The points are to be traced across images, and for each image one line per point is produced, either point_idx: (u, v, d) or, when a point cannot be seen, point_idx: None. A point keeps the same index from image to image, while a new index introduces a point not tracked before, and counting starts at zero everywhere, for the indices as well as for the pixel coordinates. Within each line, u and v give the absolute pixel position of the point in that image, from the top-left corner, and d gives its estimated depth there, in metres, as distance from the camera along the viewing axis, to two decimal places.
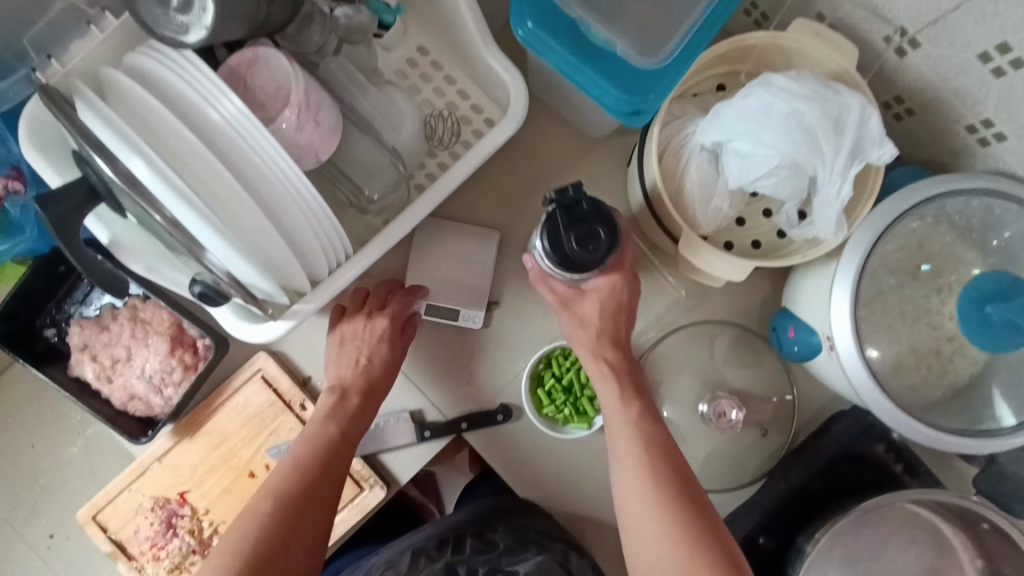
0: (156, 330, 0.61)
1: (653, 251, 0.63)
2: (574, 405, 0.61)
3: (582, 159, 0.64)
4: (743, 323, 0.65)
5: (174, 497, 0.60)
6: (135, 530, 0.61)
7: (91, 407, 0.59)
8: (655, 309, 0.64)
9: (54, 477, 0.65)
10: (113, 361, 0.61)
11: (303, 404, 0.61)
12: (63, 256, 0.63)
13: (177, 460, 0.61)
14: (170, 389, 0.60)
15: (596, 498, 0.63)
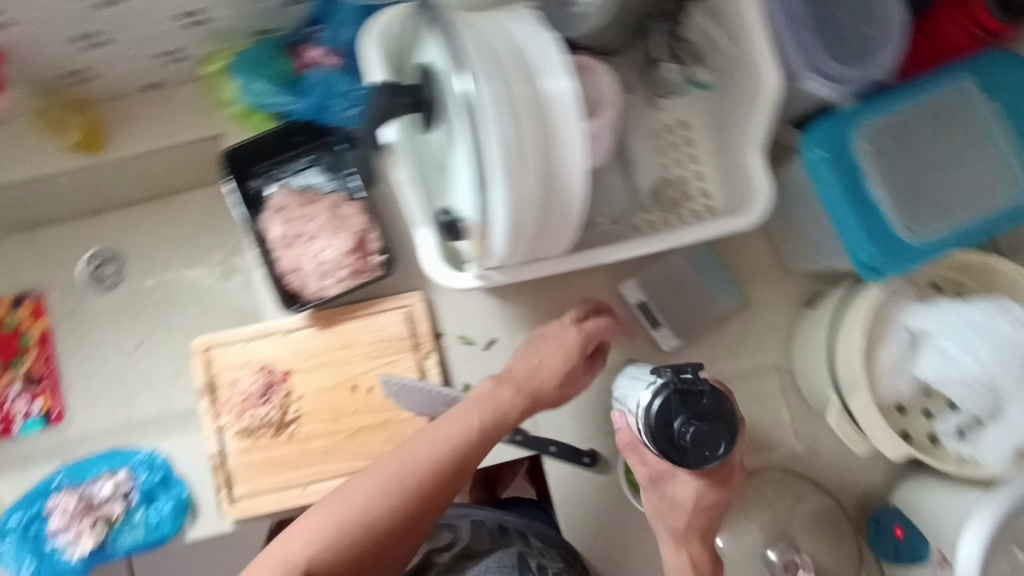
0: (347, 230, 1.01)
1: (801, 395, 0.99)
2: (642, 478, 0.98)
3: (767, 315, 1.03)
4: (834, 501, 0.96)
5: (281, 372, 1.01)
6: (235, 378, 1.01)
7: (271, 256, 1.00)
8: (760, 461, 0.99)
9: (168, 291, 1.13)
10: (296, 234, 1.01)
11: (426, 350, 1.01)
12: (310, 134, 1.04)
13: (309, 341, 1.02)
14: (335, 274, 1.00)
15: (594, 547, 0.98)
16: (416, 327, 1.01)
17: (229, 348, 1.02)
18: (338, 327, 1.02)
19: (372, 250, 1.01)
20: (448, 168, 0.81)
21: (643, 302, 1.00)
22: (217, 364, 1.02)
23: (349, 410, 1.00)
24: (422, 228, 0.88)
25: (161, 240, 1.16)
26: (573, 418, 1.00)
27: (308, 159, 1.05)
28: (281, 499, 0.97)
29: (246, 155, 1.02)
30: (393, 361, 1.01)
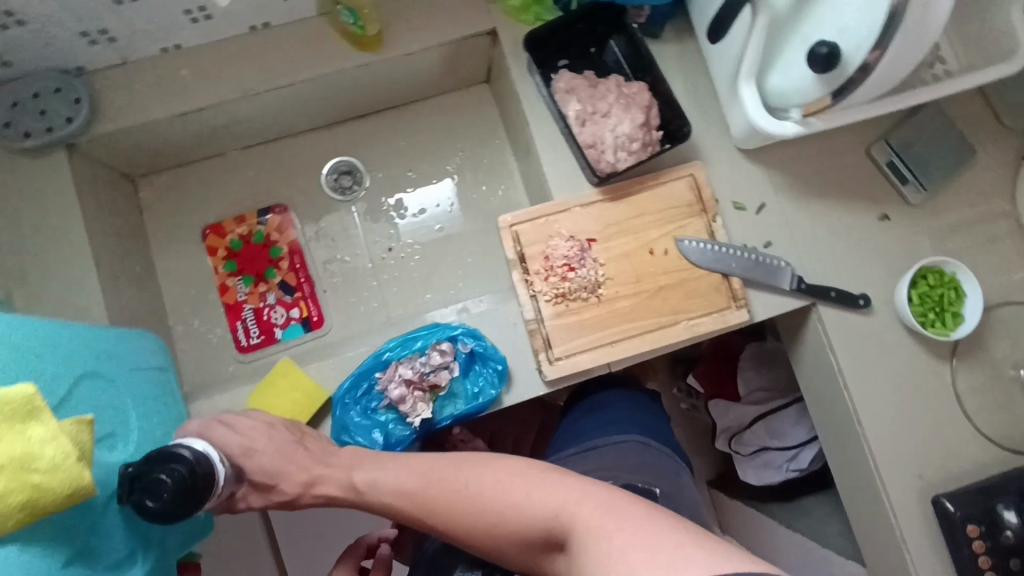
0: (637, 104, 0.88)
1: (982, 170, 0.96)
2: (934, 312, 0.89)
3: (976, 169, 0.96)
4: None
5: (551, 233, 0.87)
6: (265, 290, 0.99)
7: (594, 138, 0.87)
8: (985, 206, 0.95)
9: (397, 206, 1.04)
10: (593, 114, 0.88)
11: (666, 213, 0.90)
12: (588, 16, 0.90)
13: (593, 216, 0.88)
14: (628, 143, 0.88)
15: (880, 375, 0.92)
16: (699, 195, 0.90)
17: (530, 227, 0.87)
18: (627, 199, 0.89)
19: (655, 127, 0.90)
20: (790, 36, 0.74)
21: (892, 162, 0.94)
22: (527, 246, 0.87)
23: (655, 273, 0.88)
24: (748, 85, 0.79)
25: (375, 140, 1.05)
26: (845, 264, 0.92)
27: (591, 46, 0.93)
28: (625, 348, 0.86)
29: (541, 46, 0.90)
30: (681, 226, 0.89)
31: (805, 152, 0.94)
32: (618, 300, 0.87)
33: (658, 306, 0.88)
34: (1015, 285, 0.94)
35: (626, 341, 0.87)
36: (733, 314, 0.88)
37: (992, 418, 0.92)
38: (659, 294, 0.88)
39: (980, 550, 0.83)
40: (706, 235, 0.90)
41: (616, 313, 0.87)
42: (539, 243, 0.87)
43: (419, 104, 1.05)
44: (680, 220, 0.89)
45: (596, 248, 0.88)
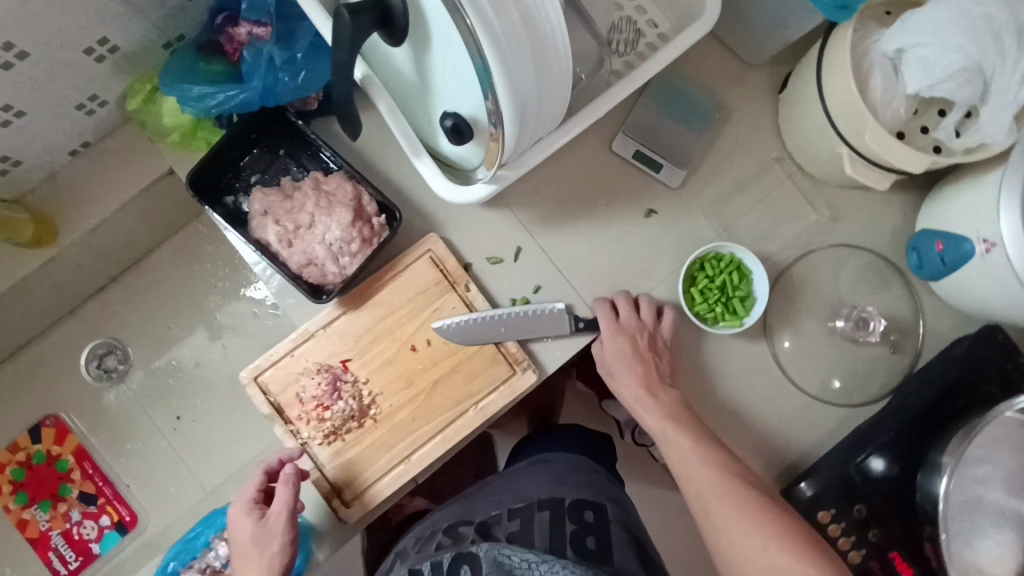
0: (340, 201, 0.80)
1: (739, 122, 0.88)
2: (723, 305, 0.81)
3: (732, 122, 0.88)
4: (855, 196, 0.88)
5: (298, 371, 0.80)
6: (66, 507, 0.92)
7: (308, 257, 0.79)
8: (754, 159, 0.88)
9: (173, 367, 0.96)
10: (297, 230, 0.79)
11: (414, 300, 0.81)
12: (254, 124, 0.80)
13: (338, 333, 0.81)
14: (346, 248, 0.79)
15: (697, 378, 0.86)
16: (444, 270, 0.82)
17: (275, 373, 0.80)
18: (369, 303, 0.81)
19: (372, 214, 0.81)
20: (426, 103, 0.66)
21: (639, 150, 0.86)
22: (278, 394, 0.80)
23: (423, 366, 0.81)
24: (422, 160, 0.70)
25: (125, 308, 0.97)
26: (624, 278, 0.85)
27: (276, 150, 0.83)
28: (418, 457, 0.80)
29: (218, 173, 0.81)
30: (437, 309, 0.82)
31: (546, 175, 0.85)
32: (394, 413, 0.80)
33: (438, 400, 0.80)
34: (809, 230, 0.88)
35: (417, 452, 0.80)
36: (519, 379, 0.81)
37: (825, 375, 0.87)
38: (436, 389, 0.81)
39: (837, 533, 0.79)
40: (464, 308, 0.82)
41: (396, 428, 0.80)
42: (290, 387, 0.80)
43: (156, 252, 0.97)
44: (432, 303, 0.81)
45: (352, 368, 0.80)
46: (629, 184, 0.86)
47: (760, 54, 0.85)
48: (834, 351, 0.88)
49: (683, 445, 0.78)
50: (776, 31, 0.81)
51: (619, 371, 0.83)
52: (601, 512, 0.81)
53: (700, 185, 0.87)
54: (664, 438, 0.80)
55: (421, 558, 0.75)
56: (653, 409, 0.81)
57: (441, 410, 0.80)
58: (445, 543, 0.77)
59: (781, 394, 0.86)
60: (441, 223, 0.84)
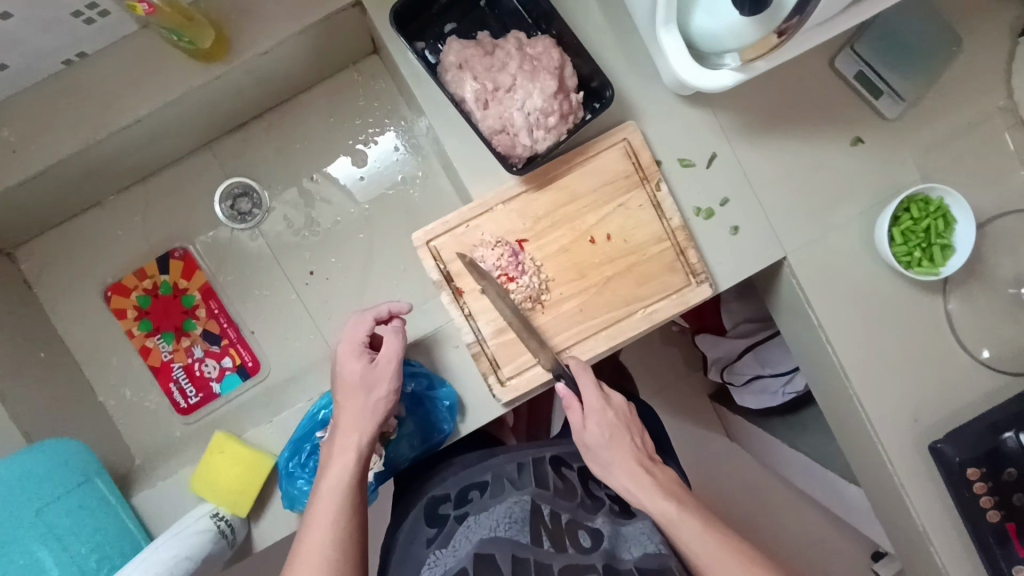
0: (546, 67, 0.73)
1: (971, 60, 0.81)
2: (922, 250, 0.78)
3: (964, 59, 0.81)
4: None
5: (473, 241, 0.76)
6: (189, 343, 0.91)
7: (502, 122, 0.74)
8: (976, 104, 0.81)
9: (308, 221, 0.92)
10: (496, 91, 0.73)
11: (604, 190, 0.77)
12: None
13: (517, 207, 0.76)
14: (543, 121, 0.73)
15: (865, 321, 0.83)
16: (637, 162, 0.77)
17: (450, 240, 0.76)
18: (556, 185, 0.77)
19: (572, 89, 0.75)
20: None
21: (862, 71, 0.79)
22: (450, 261, 0.76)
23: (600, 260, 0.77)
24: (668, 32, 0.64)
25: (266, 150, 0.92)
26: (813, 205, 0.81)
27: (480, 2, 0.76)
28: (581, 351, 0.77)
29: (417, 13, 0.74)
30: (624, 204, 0.77)
31: (758, 80, 0.79)
32: (563, 302, 0.77)
33: (611, 298, 0.77)
34: (1014, 190, 0.83)
35: (580, 345, 0.77)
36: (693, 291, 0.78)
37: (988, 341, 0.85)
38: (609, 286, 0.77)
39: (981, 492, 0.79)
40: (652, 208, 0.77)
41: (562, 317, 0.77)
42: (464, 256, 0.76)
43: (306, 96, 0.91)
44: (619, 196, 0.77)
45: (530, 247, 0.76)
46: (841, 107, 0.80)
47: None
48: (1002, 318, 0.86)
49: (689, 526, 0.72)
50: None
51: (603, 450, 0.77)
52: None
53: (914, 120, 0.81)
54: (669, 520, 0.73)
55: (544, 498, 0.79)
56: (653, 488, 0.75)
57: (611, 310, 0.77)
58: (562, 489, 0.82)
59: (942, 351, 0.84)
60: (640, 112, 0.78)
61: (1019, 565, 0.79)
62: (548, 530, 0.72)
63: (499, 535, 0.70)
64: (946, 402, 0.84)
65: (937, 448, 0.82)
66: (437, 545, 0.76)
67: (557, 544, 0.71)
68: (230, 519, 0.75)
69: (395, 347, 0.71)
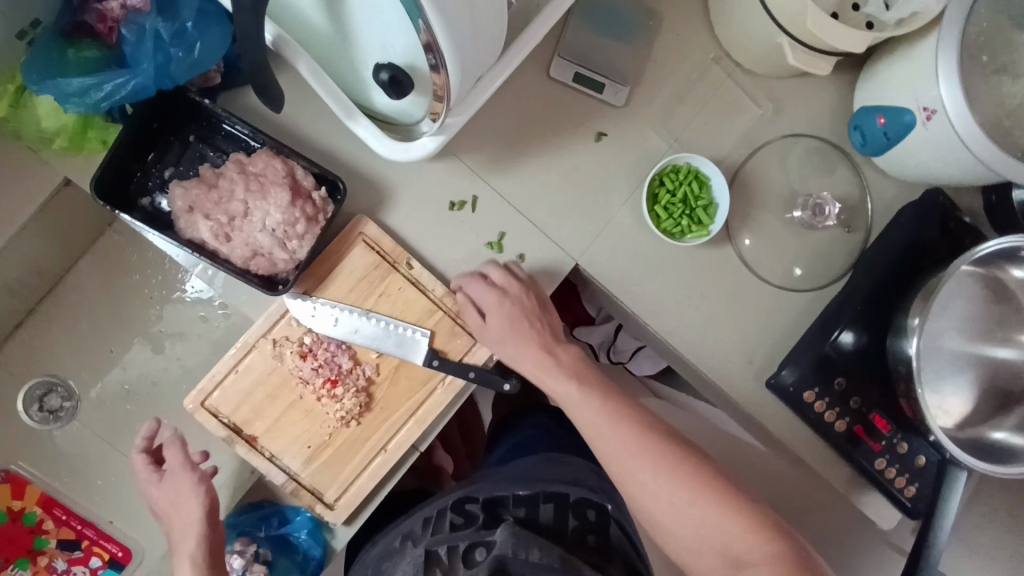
0: (275, 181, 0.72)
1: (674, 27, 0.85)
2: (689, 218, 0.82)
3: (667, 28, 0.85)
4: (796, 88, 0.88)
5: (247, 387, 0.75)
6: (50, 561, 0.83)
7: (249, 248, 0.72)
8: (693, 64, 0.86)
9: (127, 394, 0.89)
10: (235, 222, 0.72)
11: (376, 277, 0.77)
12: (152, 112, 0.71)
13: (279, 331, 0.75)
14: (293, 233, 0.73)
15: (672, 293, 0.86)
16: (380, 250, 0.77)
17: (223, 394, 0.74)
18: (322, 291, 0.76)
19: (311, 189, 0.74)
20: (342, 51, 0.59)
21: (579, 71, 0.82)
22: (231, 413, 0.75)
23: (377, 355, 0.77)
24: (357, 122, 0.64)
25: (53, 340, 0.88)
26: (584, 207, 0.84)
27: (187, 138, 0.74)
28: (394, 450, 0.77)
29: (124, 174, 0.72)
30: (384, 292, 0.77)
31: (488, 113, 0.81)
32: (361, 409, 0.76)
33: (403, 382, 0.78)
34: (755, 127, 0.88)
35: (392, 441, 0.77)
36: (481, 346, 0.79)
37: (786, 266, 0.90)
38: (398, 375, 0.77)
39: (823, 408, 0.85)
40: (411, 286, 0.78)
41: (365, 423, 0.77)
42: (243, 405, 0.75)
43: (71, 273, 0.88)
44: (376, 287, 0.77)
45: (303, 370, 0.75)
46: (575, 109, 0.83)
47: None
48: (794, 241, 0.91)
49: (620, 434, 0.73)
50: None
51: (511, 349, 0.78)
52: (603, 512, 0.86)
53: (644, 97, 0.85)
54: (593, 423, 0.75)
55: (439, 539, 0.82)
56: (555, 373, 0.78)
57: (403, 397, 0.78)
58: (458, 523, 0.84)
59: (753, 291, 0.89)
60: (387, 185, 0.78)
61: (878, 458, 0.85)
62: (443, 567, 0.78)
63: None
64: (771, 335, 0.89)
65: (781, 377, 0.85)
66: None
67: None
68: None
69: (174, 445, 0.73)
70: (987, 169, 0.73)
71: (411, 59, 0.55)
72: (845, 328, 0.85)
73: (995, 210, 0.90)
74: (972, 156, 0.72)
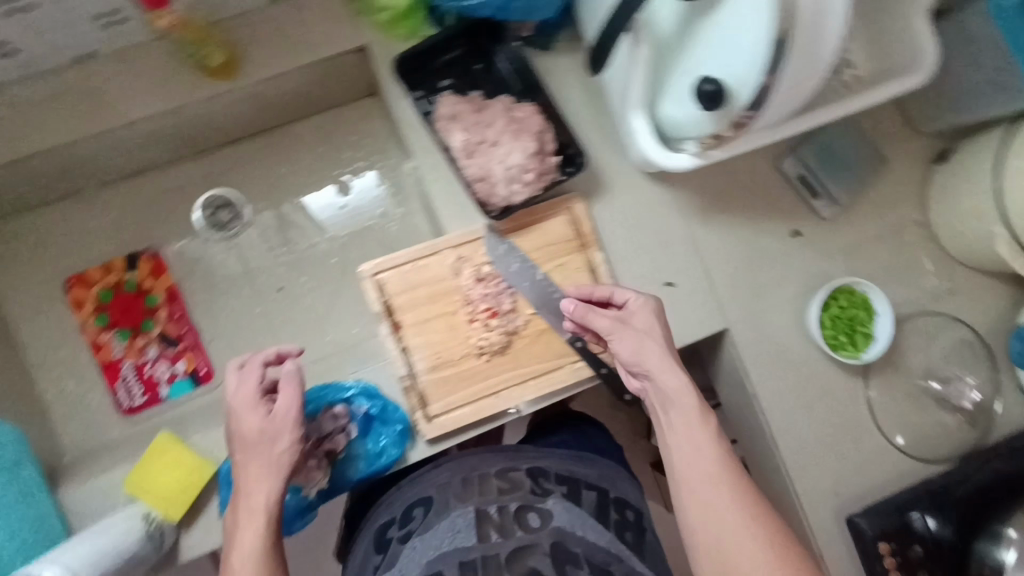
0: (532, 131, 0.80)
1: (896, 179, 0.93)
2: (847, 337, 0.88)
3: (889, 175, 0.92)
4: (973, 280, 0.94)
5: (420, 282, 0.83)
6: (147, 345, 0.91)
7: (483, 172, 0.80)
8: (897, 217, 0.93)
9: (283, 243, 0.96)
10: (484, 145, 0.80)
11: (568, 251, 0.84)
12: (465, 29, 0.81)
13: (468, 251, 0.83)
14: (525, 177, 0.80)
15: (792, 395, 0.90)
16: (579, 230, 0.85)
17: (397, 278, 0.83)
18: (522, 238, 0.84)
19: (551, 153, 0.82)
20: (670, 56, 0.68)
21: (804, 174, 0.89)
22: (394, 296, 0.82)
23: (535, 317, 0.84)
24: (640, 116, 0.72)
25: (252, 168, 0.96)
26: (754, 283, 0.89)
27: (475, 63, 0.84)
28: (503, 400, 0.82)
29: (415, 65, 0.81)
30: (562, 265, 0.84)
31: (714, 166, 0.88)
32: (496, 348, 0.83)
33: (541, 348, 0.84)
34: (925, 294, 0.94)
35: (504, 390, 0.83)
36: (619, 352, 0.84)
37: (900, 429, 0.93)
38: (540, 338, 0.84)
39: (890, 567, 0.86)
40: (587, 271, 0.85)
41: (494, 363, 0.83)
42: (408, 293, 0.83)
43: (299, 122, 0.97)
44: (559, 257, 0.84)
45: (472, 292, 0.83)
46: (784, 201, 0.90)
47: (935, 120, 0.90)
48: (912, 409, 0.94)
49: (690, 435, 0.66)
50: (968, 99, 0.84)
51: (624, 339, 0.70)
52: (639, 517, 0.92)
53: (845, 221, 0.91)
54: (694, 458, 0.65)
55: (488, 501, 0.84)
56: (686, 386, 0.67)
57: (534, 361, 0.84)
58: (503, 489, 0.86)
59: (860, 433, 0.92)
60: (607, 181, 0.86)
61: None
62: (495, 525, 0.81)
63: (446, 551, 0.78)
64: (858, 480, 0.92)
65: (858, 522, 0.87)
66: (386, 566, 0.81)
67: (506, 534, 0.80)
68: (160, 522, 0.75)
69: (294, 392, 0.71)
70: None
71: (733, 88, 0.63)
72: (928, 510, 0.87)
73: None
74: None
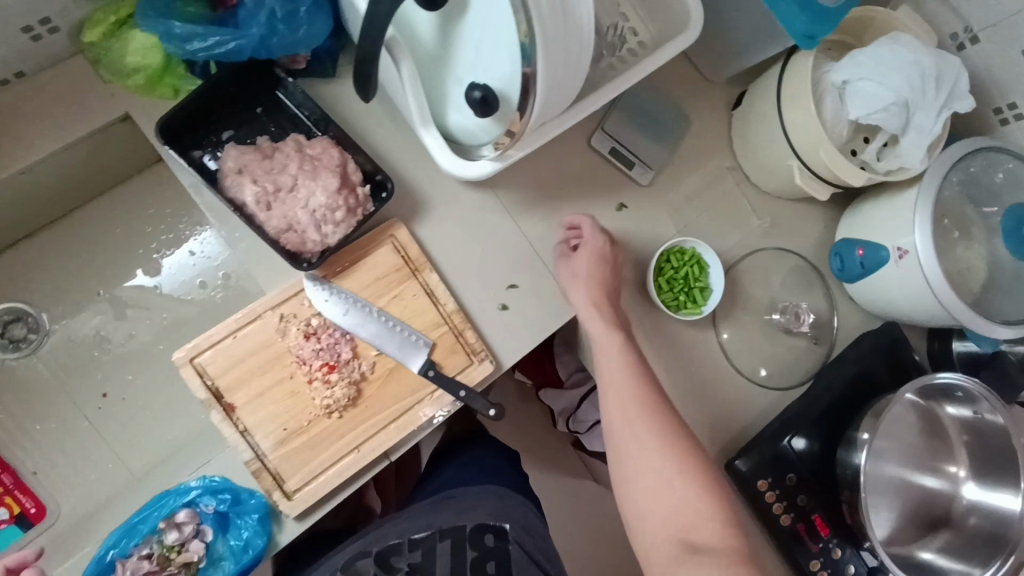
0: (327, 167, 0.76)
1: (701, 133, 0.97)
2: (686, 294, 0.90)
3: (694, 131, 0.97)
4: (789, 210, 1.01)
5: (243, 354, 0.75)
6: None
7: (285, 222, 0.75)
8: (710, 168, 0.97)
9: (97, 343, 0.87)
10: (280, 193, 0.75)
11: (399, 279, 0.81)
12: (233, 77, 0.75)
13: (290, 307, 0.77)
14: (332, 217, 0.76)
15: (654, 360, 0.93)
16: (406, 256, 0.81)
17: (216, 356, 0.74)
18: (344, 280, 0.79)
19: (357, 184, 0.78)
20: (441, 66, 0.66)
21: (615, 147, 0.91)
22: (220, 377, 0.74)
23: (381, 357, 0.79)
24: (428, 131, 0.70)
25: (40, 270, 0.86)
26: None
27: (255, 109, 0.78)
28: (367, 451, 0.77)
29: (186, 126, 0.75)
30: (398, 296, 0.80)
31: (528, 161, 0.89)
32: (347, 401, 0.76)
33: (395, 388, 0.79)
34: (751, 233, 0.99)
35: (366, 442, 0.77)
36: (475, 368, 0.82)
37: (760, 364, 0.98)
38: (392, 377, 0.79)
39: (773, 500, 0.90)
40: (425, 295, 0.81)
41: (348, 417, 0.77)
42: (234, 370, 0.74)
43: (85, 207, 0.87)
44: (392, 288, 0.80)
45: (304, 350, 0.76)
46: (604, 179, 0.92)
47: (721, 71, 0.95)
48: (766, 342, 0.99)
49: (627, 364, 0.80)
50: (743, 48, 0.90)
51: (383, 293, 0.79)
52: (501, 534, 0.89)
53: (663, 184, 0.95)
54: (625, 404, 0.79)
55: None
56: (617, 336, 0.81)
57: (392, 402, 0.79)
58: None
59: (726, 378, 0.96)
60: (424, 199, 0.83)
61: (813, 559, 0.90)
62: None
63: None
64: (733, 422, 0.96)
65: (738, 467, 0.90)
66: None
67: None
68: None
69: None
70: (945, 311, 0.84)
71: (504, 88, 0.62)
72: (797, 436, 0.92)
73: (938, 355, 1.02)
74: (934, 296, 0.83)
